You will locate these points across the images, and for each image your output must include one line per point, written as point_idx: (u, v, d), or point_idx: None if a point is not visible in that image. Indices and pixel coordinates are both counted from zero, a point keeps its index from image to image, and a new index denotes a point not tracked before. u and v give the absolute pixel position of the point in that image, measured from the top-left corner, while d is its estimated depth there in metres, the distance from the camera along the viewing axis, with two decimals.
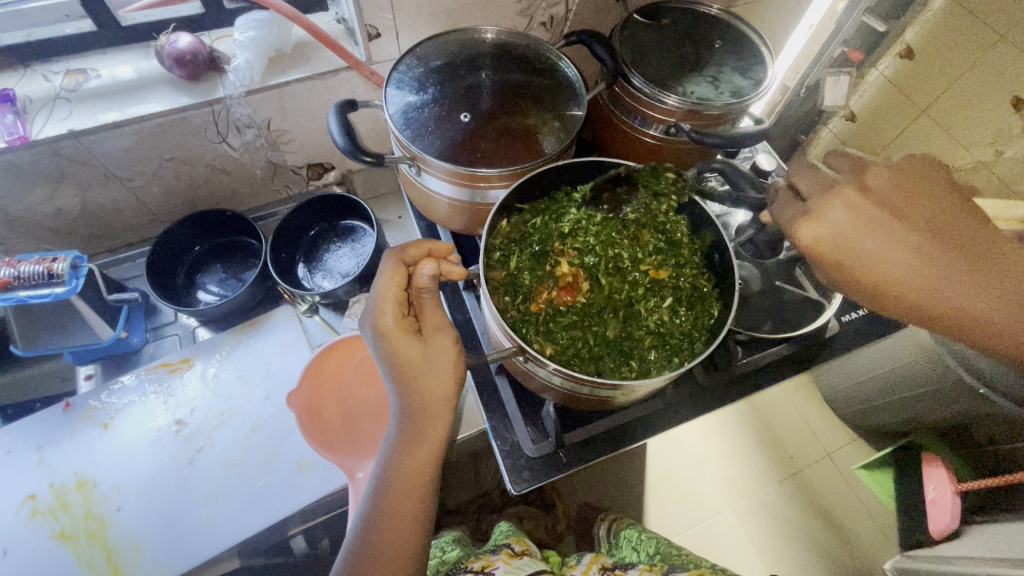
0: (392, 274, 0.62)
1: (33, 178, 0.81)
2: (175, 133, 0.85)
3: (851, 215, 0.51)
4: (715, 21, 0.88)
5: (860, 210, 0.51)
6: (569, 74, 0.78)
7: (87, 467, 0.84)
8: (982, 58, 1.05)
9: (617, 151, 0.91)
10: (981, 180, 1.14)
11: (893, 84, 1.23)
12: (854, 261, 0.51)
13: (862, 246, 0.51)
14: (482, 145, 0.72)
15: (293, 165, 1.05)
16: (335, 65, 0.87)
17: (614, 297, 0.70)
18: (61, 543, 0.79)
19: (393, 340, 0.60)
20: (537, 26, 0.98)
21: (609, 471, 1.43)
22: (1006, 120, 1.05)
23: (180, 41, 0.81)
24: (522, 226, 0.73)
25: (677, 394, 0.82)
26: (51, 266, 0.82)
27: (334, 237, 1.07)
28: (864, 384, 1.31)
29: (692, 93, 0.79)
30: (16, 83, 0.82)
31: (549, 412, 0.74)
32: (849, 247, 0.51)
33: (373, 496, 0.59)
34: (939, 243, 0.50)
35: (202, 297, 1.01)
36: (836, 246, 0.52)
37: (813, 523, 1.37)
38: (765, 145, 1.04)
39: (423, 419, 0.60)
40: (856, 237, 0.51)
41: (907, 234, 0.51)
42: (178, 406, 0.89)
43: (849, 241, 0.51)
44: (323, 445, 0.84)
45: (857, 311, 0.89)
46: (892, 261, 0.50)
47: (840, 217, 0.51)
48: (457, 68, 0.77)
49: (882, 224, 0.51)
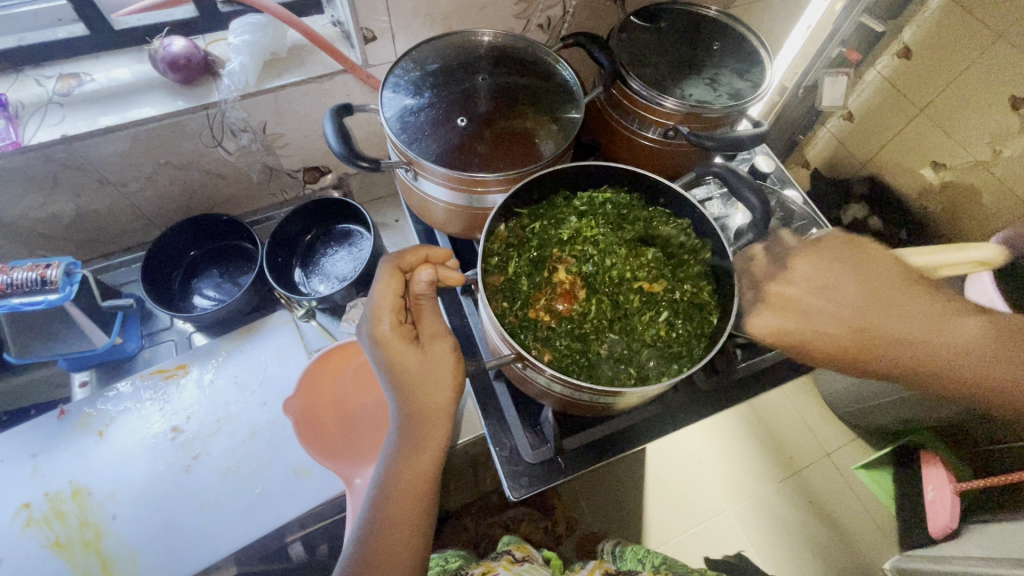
0: (388, 281, 0.62)
1: (25, 184, 0.80)
2: (170, 138, 0.85)
3: (784, 317, 0.66)
4: (713, 24, 0.87)
5: (794, 310, 0.66)
6: (567, 78, 0.78)
7: (82, 476, 0.83)
8: (980, 58, 1.04)
9: (615, 154, 0.91)
10: (979, 180, 1.14)
11: (891, 84, 1.23)
12: (796, 345, 0.65)
13: (803, 339, 0.65)
14: (479, 149, 0.72)
15: (289, 168, 1.04)
16: (331, 68, 0.87)
17: (612, 303, 0.69)
18: (55, 553, 0.79)
19: (391, 348, 0.60)
20: (534, 28, 0.97)
21: (608, 474, 1.42)
22: (1004, 120, 1.04)
23: (174, 45, 0.81)
24: (520, 230, 0.73)
25: (675, 399, 0.81)
26: (44, 273, 0.81)
27: (330, 241, 1.06)
28: (863, 384, 1.31)
29: (690, 96, 0.79)
30: (8, 88, 0.81)
31: (548, 417, 0.74)
32: (799, 341, 0.65)
33: (372, 506, 0.59)
34: (856, 308, 0.65)
35: (199, 302, 1.00)
36: (784, 340, 0.65)
37: (812, 523, 1.37)
38: (764, 147, 1.04)
39: (422, 428, 0.59)
40: (787, 325, 0.65)
41: (833, 316, 0.65)
42: (174, 413, 0.89)
43: (793, 337, 0.65)
44: (320, 452, 0.83)
45: None
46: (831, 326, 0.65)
47: (775, 317, 0.66)
48: (454, 72, 0.76)
49: (812, 313, 0.65)
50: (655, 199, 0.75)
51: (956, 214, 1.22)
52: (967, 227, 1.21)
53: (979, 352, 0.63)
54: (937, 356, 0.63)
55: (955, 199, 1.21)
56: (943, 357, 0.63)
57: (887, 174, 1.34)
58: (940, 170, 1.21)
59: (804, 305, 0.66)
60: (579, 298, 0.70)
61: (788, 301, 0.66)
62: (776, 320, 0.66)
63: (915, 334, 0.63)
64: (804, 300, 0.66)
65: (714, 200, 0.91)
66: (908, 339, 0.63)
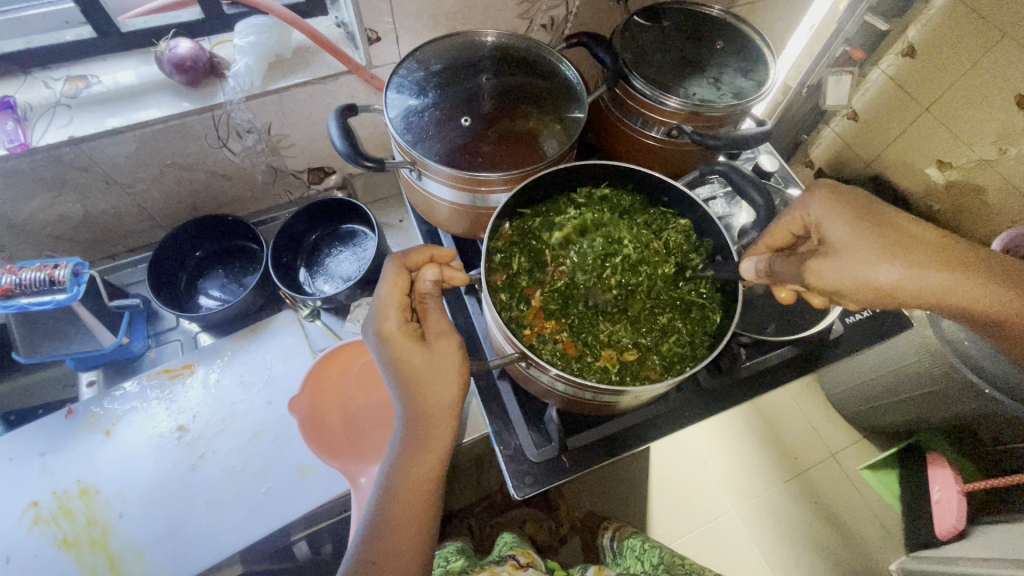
0: (394, 279, 0.62)
1: (33, 185, 0.81)
2: (176, 139, 0.85)
3: (894, 256, 0.54)
4: (716, 23, 0.87)
5: (899, 241, 0.55)
6: (569, 77, 0.78)
7: (89, 474, 0.84)
8: (984, 56, 1.04)
9: (618, 154, 0.91)
10: (984, 178, 1.14)
11: (894, 82, 1.22)
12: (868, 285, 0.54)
13: (892, 277, 0.54)
14: (482, 148, 0.72)
15: (294, 169, 1.05)
16: (335, 69, 0.87)
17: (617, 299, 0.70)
18: (63, 551, 0.79)
19: (397, 345, 0.60)
20: (537, 28, 0.98)
21: (613, 474, 1.42)
22: (1008, 118, 1.04)
23: (180, 47, 0.81)
24: (524, 228, 0.73)
25: (680, 398, 0.81)
26: (52, 273, 0.82)
27: (335, 241, 1.07)
28: (868, 384, 1.30)
29: (693, 94, 0.79)
30: (16, 90, 0.82)
31: (552, 416, 0.73)
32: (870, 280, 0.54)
33: (378, 504, 0.59)
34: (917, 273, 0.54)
35: (204, 302, 1.01)
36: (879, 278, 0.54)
37: (817, 523, 1.37)
38: (769, 146, 1.03)
39: (427, 425, 0.59)
40: (890, 273, 0.54)
41: (940, 254, 0.55)
42: (180, 412, 0.89)
43: (891, 277, 0.54)
44: (324, 451, 0.84)
45: (862, 311, 0.88)
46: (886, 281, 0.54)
47: (892, 264, 0.54)
48: (457, 71, 0.76)
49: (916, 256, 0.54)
50: (657, 199, 0.75)
51: (962, 212, 1.21)
52: (973, 225, 1.21)
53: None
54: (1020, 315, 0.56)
55: (961, 198, 1.21)
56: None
57: (891, 173, 1.34)
58: (945, 169, 1.21)
59: (906, 240, 0.55)
60: (584, 293, 0.69)
61: (889, 228, 0.56)
62: (885, 254, 0.54)
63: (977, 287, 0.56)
64: (917, 242, 0.55)
65: (717, 200, 0.91)
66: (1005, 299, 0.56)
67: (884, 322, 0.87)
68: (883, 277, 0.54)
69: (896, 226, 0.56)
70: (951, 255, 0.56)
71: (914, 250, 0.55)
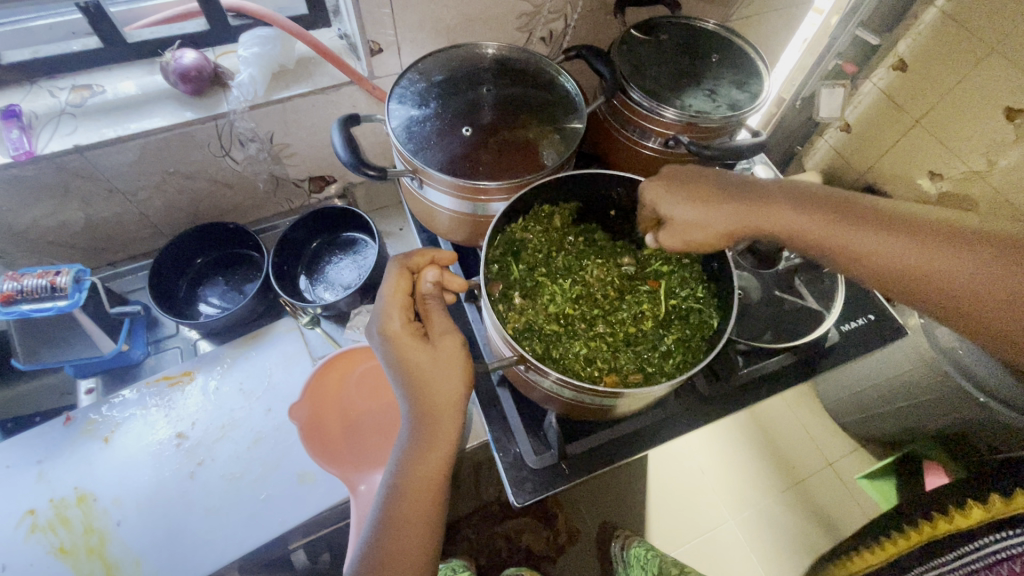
0: (397, 281, 0.64)
1: (36, 192, 0.81)
2: (179, 148, 0.86)
3: (698, 198, 0.67)
4: (711, 37, 0.89)
5: (695, 190, 0.68)
6: (569, 88, 0.79)
7: (87, 481, 0.83)
8: (972, 71, 1.06)
9: (616, 163, 0.93)
10: (976, 189, 1.16)
11: (886, 95, 1.24)
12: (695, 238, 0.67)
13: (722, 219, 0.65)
14: (483, 158, 0.73)
15: (295, 178, 1.06)
16: (338, 80, 0.89)
17: (615, 308, 0.72)
18: (60, 558, 0.79)
19: (401, 345, 0.61)
20: (536, 41, 0.99)
21: (611, 486, 1.41)
22: (998, 131, 1.06)
23: (185, 57, 0.82)
24: (519, 235, 0.74)
25: (679, 404, 0.81)
26: (54, 280, 0.82)
27: (335, 249, 1.07)
28: (864, 393, 1.31)
29: (689, 106, 0.80)
30: (21, 98, 0.83)
31: (552, 423, 0.74)
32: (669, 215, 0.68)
33: (385, 503, 0.60)
34: (713, 212, 0.66)
35: (204, 309, 1.01)
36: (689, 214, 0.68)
37: (815, 533, 1.36)
38: (763, 156, 1.06)
39: (432, 426, 0.60)
40: (690, 212, 0.66)
41: (748, 209, 0.65)
42: (179, 419, 0.89)
43: (677, 209, 0.67)
44: (323, 457, 0.84)
45: (856, 319, 0.89)
46: (687, 218, 0.66)
47: (692, 208, 0.66)
48: (458, 83, 0.78)
49: (713, 198, 0.67)
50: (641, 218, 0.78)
51: None
52: None
53: (881, 241, 0.58)
54: (861, 245, 0.59)
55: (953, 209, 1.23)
56: (894, 250, 0.58)
57: (884, 184, 1.35)
58: (936, 180, 1.23)
59: (713, 194, 0.67)
60: (583, 304, 0.71)
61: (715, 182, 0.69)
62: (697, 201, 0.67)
63: (795, 217, 0.64)
64: (723, 191, 0.67)
65: None
66: (842, 232, 0.61)
67: (881, 328, 0.89)
68: (679, 210, 0.67)
69: (710, 175, 0.70)
70: (765, 209, 0.65)
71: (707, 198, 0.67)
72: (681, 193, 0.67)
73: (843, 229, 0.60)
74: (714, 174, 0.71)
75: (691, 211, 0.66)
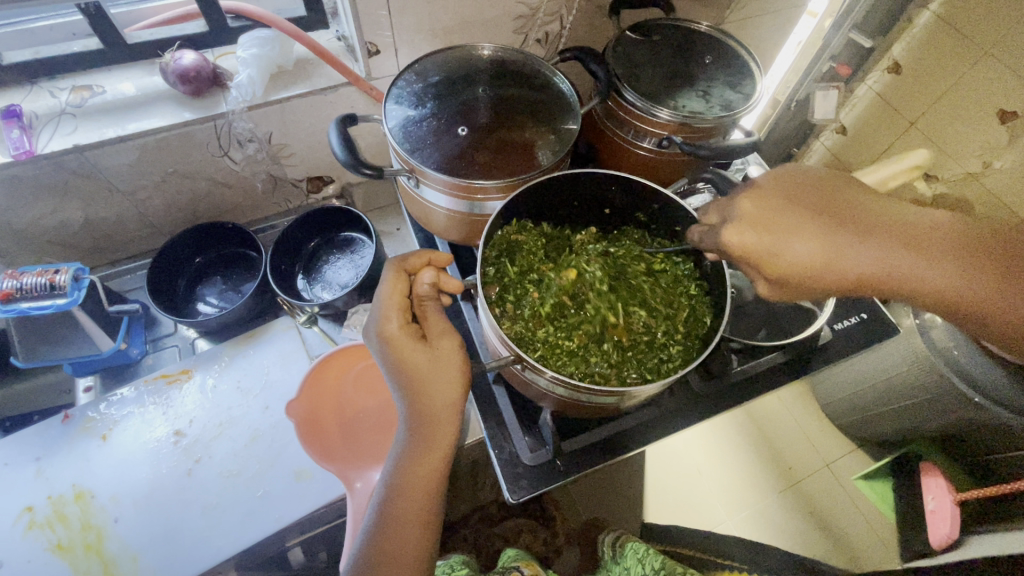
0: (394, 282, 0.64)
1: (37, 191, 0.82)
2: (178, 148, 0.87)
3: (820, 235, 0.53)
4: (704, 38, 0.90)
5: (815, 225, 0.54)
6: (563, 89, 0.80)
7: (85, 479, 0.84)
8: (966, 73, 1.07)
9: (610, 163, 0.94)
10: (970, 191, 1.17)
11: (881, 98, 1.26)
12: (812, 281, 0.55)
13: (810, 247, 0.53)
14: (479, 157, 0.74)
15: (293, 178, 1.07)
16: (336, 81, 0.89)
17: (628, 310, 0.71)
18: (58, 555, 0.79)
19: (398, 345, 0.62)
20: (532, 42, 1.00)
21: (608, 486, 1.42)
22: (992, 133, 1.08)
23: (185, 58, 0.83)
24: (513, 237, 0.75)
25: (673, 402, 0.82)
26: (53, 278, 0.83)
27: (333, 249, 1.08)
28: (860, 393, 1.31)
29: (683, 106, 0.81)
30: (22, 99, 0.84)
31: (546, 420, 0.74)
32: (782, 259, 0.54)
33: (382, 502, 0.60)
34: (838, 253, 0.53)
35: (202, 308, 1.02)
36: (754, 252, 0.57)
37: (812, 533, 1.37)
38: (757, 157, 1.07)
39: (429, 425, 0.60)
40: (808, 252, 0.53)
41: (881, 254, 0.53)
42: (176, 417, 0.90)
43: (796, 253, 0.53)
44: (321, 455, 0.84)
45: (849, 318, 0.90)
46: (806, 262, 0.53)
47: (816, 251, 0.53)
48: (454, 84, 0.79)
49: (839, 236, 0.53)
50: (633, 218, 0.79)
51: None
52: None
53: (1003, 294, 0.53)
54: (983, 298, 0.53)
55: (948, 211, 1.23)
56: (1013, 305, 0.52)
57: None
58: (932, 182, 1.24)
59: (835, 229, 0.53)
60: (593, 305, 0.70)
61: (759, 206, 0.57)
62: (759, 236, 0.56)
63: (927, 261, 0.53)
64: (847, 226, 0.54)
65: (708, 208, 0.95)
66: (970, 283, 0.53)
67: (874, 327, 0.89)
68: (800, 253, 0.53)
69: (817, 193, 0.56)
70: (899, 254, 0.53)
71: (830, 235, 0.53)
72: (797, 229, 0.53)
73: (969, 277, 0.53)
74: (820, 191, 0.56)
75: (814, 256, 0.53)
